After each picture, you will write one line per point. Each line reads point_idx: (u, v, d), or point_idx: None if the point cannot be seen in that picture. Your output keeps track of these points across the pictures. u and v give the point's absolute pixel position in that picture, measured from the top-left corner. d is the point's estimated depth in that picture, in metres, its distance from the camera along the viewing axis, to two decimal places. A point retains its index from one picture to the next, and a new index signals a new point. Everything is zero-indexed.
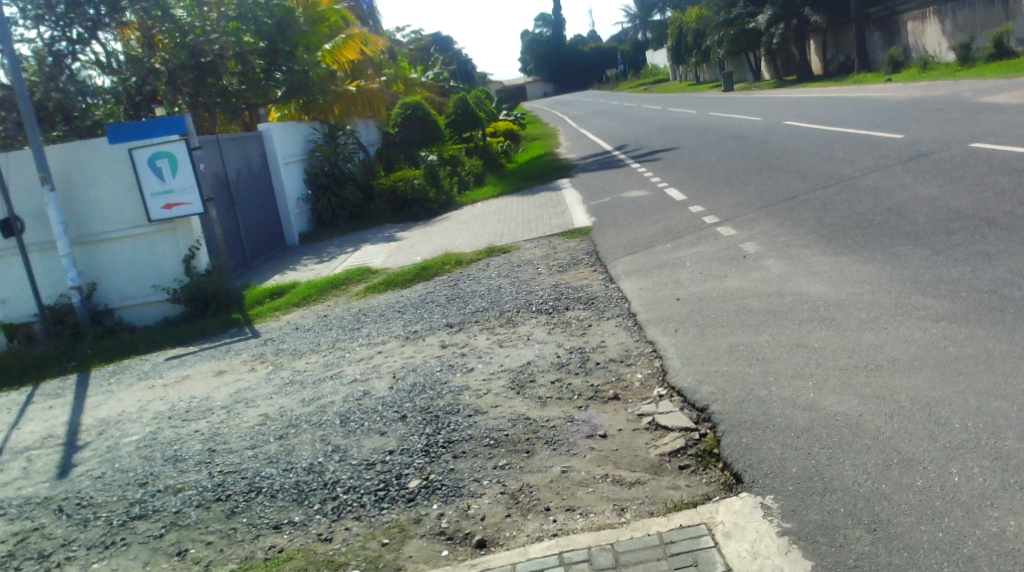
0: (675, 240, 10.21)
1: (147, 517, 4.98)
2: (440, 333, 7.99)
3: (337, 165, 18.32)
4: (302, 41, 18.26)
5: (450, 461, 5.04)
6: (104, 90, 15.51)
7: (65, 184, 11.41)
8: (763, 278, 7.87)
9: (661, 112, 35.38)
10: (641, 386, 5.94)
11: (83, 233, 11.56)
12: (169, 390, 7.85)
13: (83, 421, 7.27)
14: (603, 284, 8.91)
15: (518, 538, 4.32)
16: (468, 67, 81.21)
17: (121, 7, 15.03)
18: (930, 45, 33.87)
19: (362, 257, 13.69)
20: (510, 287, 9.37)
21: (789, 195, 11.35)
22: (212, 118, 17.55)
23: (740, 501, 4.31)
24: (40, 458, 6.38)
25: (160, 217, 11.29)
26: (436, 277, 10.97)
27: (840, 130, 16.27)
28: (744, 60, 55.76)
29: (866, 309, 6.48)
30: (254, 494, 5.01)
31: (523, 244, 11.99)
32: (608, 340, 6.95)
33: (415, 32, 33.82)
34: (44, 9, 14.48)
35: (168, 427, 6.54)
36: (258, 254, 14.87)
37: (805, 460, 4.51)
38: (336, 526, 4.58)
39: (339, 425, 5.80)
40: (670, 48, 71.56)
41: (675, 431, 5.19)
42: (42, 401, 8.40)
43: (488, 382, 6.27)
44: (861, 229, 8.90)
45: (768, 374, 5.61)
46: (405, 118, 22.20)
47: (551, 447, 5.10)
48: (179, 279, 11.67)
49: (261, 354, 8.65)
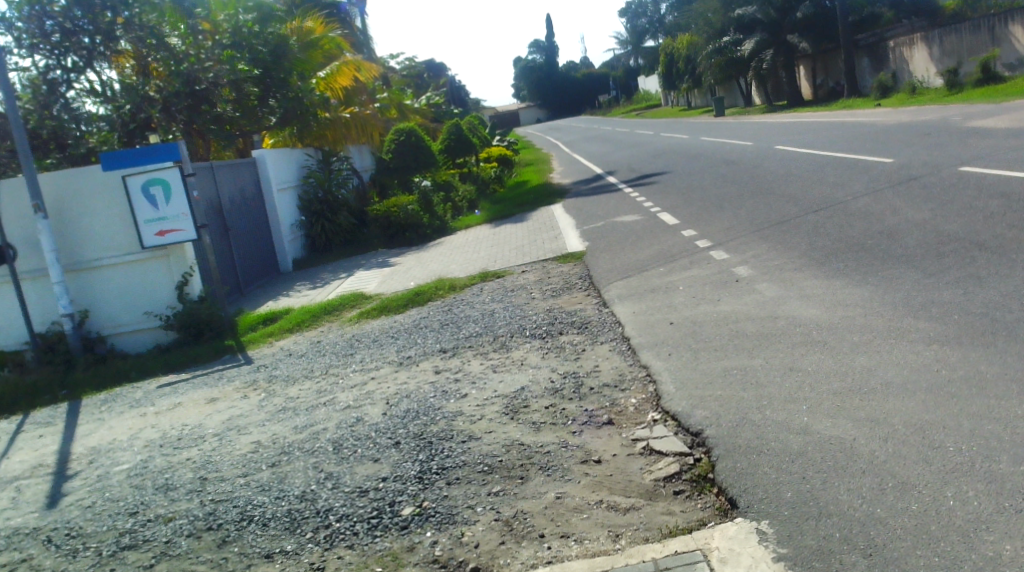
0: (668, 264, 10.22)
1: (138, 547, 4.93)
2: (434, 358, 7.98)
3: (330, 191, 18.36)
4: (296, 67, 18.41)
5: (443, 488, 5.01)
6: (98, 118, 15.43)
7: (57, 210, 11.39)
8: (756, 301, 7.89)
9: (653, 137, 35.53)
10: (635, 410, 5.92)
11: (77, 260, 11.54)
12: (161, 418, 7.79)
13: (74, 450, 7.22)
14: (596, 308, 8.93)
15: (512, 566, 4.29)
16: (461, 94, 81.71)
17: (116, 36, 15.06)
18: (918, 69, 34.21)
19: (356, 283, 13.67)
20: (504, 312, 9.35)
21: (780, 218, 11.38)
22: (206, 144, 17.59)
23: (736, 526, 4.29)
24: (30, 487, 6.32)
25: (153, 244, 11.28)
26: (429, 303, 10.95)
27: (831, 154, 16.37)
28: (734, 86, 56.27)
29: (859, 332, 6.49)
30: (246, 523, 4.97)
31: (516, 269, 12.01)
32: (602, 365, 6.94)
33: (409, 60, 34.11)
34: (39, 38, 14.49)
35: (159, 455, 6.49)
36: (251, 281, 14.86)
37: (800, 485, 4.49)
38: (329, 555, 4.54)
39: (332, 452, 5.76)
40: (662, 76, 72.06)
41: (670, 456, 5.17)
42: (32, 430, 8.33)
43: (482, 408, 6.23)
44: (853, 252, 8.93)
45: (761, 399, 5.59)
46: (399, 144, 22.33)
47: (545, 473, 5.07)
48: (172, 306, 11.65)
49: (254, 381, 8.60)
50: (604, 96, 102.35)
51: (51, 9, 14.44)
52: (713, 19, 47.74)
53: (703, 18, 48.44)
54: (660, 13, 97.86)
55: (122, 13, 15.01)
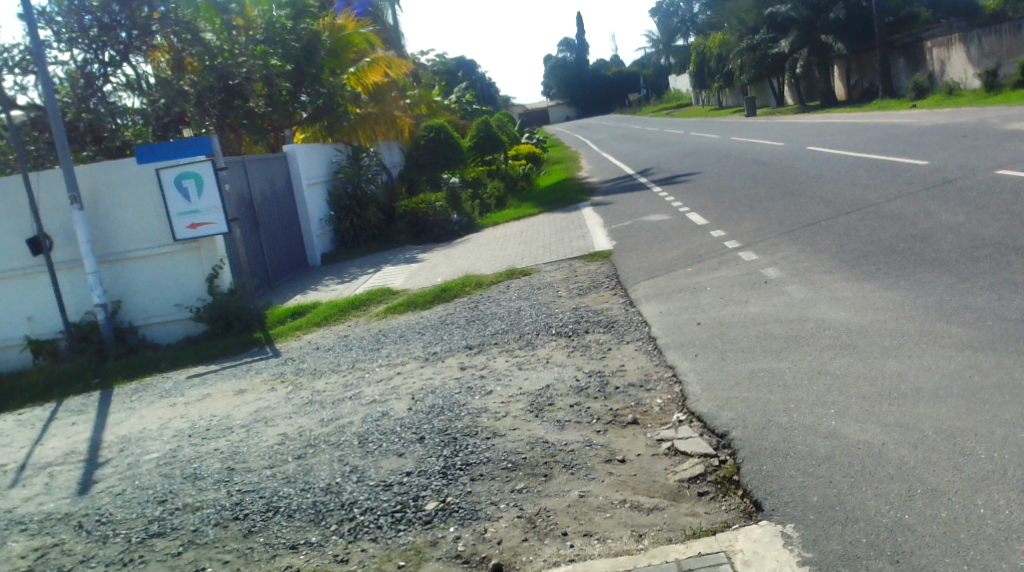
0: (696, 265, 10.18)
1: (166, 534, 4.99)
2: (459, 355, 8.01)
3: (360, 187, 18.48)
4: (325, 65, 18.69)
5: (467, 484, 5.03)
6: (134, 111, 15.49)
7: (94, 202, 11.57)
8: (784, 303, 7.83)
9: (683, 136, 35.31)
10: (660, 411, 5.92)
11: (111, 251, 11.68)
12: (190, 408, 7.89)
13: (105, 438, 7.33)
14: (623, 307, 8.92)
15: (534, 563, 4.30)
16: (492, 91, 81.88)
17: (152, 30, 15.18)
18: (956, 71, 33.75)
19: (383, 278, 13.72)
20: (530, 310, 9.36)
21: (811, 220, 11.30)
22: (238, 139, 17.74)
23: (761, 529, 4.28)
24: (62, 473, 6.43)
25: (185, 236, 11.36)
26: (455, 299, 10.98)
27: (865, 155, 16.20)
28: (767, 85, 55.96)
29: (889, 336, 6.44)
30: (272, 514, 5.02)
31: (543, 267, 12.01)
32: (628, 364, 6.93)
33: (440, 56, 34.25)
34: (77, 32, 14.61)
35: (188, 445, 6.58)
36: (281, 275, 15.01)
37: (826, 489, 4.46)
38: (353, 548, 4.57)
39: (357, 446, 5.80)
40: (693, 75, 71.73)
41: (695, 457, 5.15)
42: (65, 417, 8.47)
43: (506, 405, 6.25)
44: (885, 255, 8.85)
45: (789, 402, 5.55)
46: (428, 140, 22.44)
47: (569, 471, 5.08)
48: (202, 298, 11.76)
49: (281, 373, 8.69)
50: (635, 95, 102.14)
51: (89, 4, 14.58)
52: (746, 18, 47.41)
53: (735, 17, 48.18)
54: (692, 12, 97.33)
55: (157, 8, 15.13)
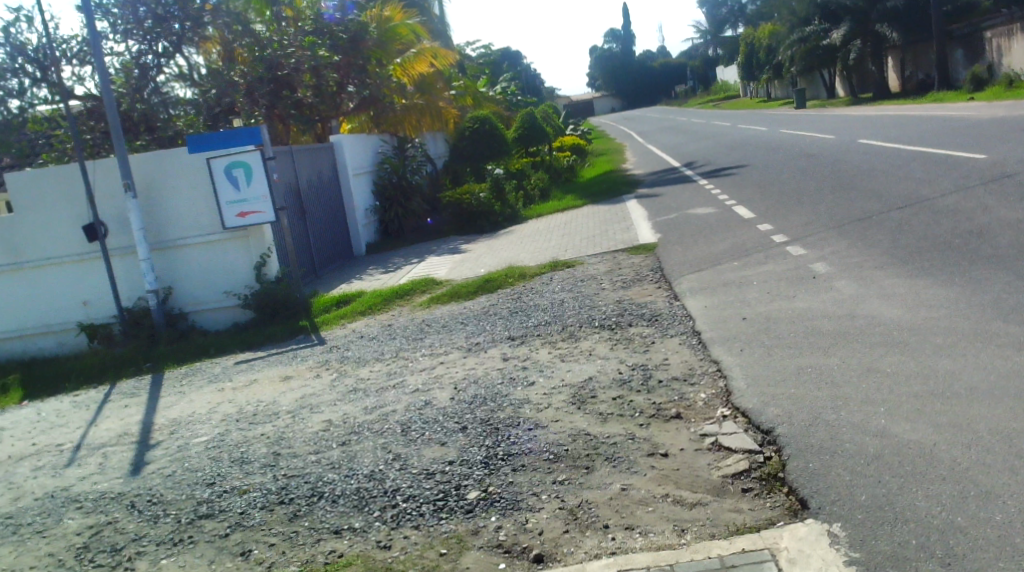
0: (743, 259, 10.08)
1: (214, 516, 5.09)
2: (502, 345, 8.03)
3: (405, 177, 18.59)
4: (372, 54, 18.84)
5: (509, 474, 5.05)
6: (186, 102, 15.65)
7: (146, 190, 11.78)
8: (833, 299, 7.72)
9: (730, 129, 34.93)
10: (704, 405, 5.88)
11: (162, 239, 11.90)
12: (238, 393, 8.03)
13: (156, 421, 7.48)
14: (667, 301, 8.87)
15: (576, 555, 4.32)
16: (537, 83, 81.71)
17: (204, 22, 15.27)
18: (1016, 63, 32.92)
19: (427, 268, 13.79)
20: (574, 302, 9.35)
21: (862, 214, 11.12)
22: (286, 129, 17.93)
23: (806, 527, 4.24)
24: (116, 454, 6.57)
25: (234, 224, 11.53)
26: (498, 290, 11.01)
27: (918, 148, 15.90)
28: (817, 77, 55.13)
29: (943, 334, 6.32)
30: (317, 499, 5.09)
31: (586, 259, 11.99)
32: (671, 358, 6.89)
33: (485, 47, 34.26)
34: (133, 24, 14.74)
35: (236, 429, 6.69)
36: (327, 264, 15.17)
37: (875, 489, 4.40)
38: (395, 535, 4.62)
39: (401, 434, 5.86)
40: (742, 66, 70.89)
41: (739, 453, 5.11)
42: (118, 400, 8.66)
43: (548, 397, 6.26)
44: (939, 251, 8.69)
45: (837, 399, 5.49)
46: (473, 132, 22.48)
47: (610, 464, 5.07)
48: (250, 285, 11.93)
49: (326, 361, 8.79)
50: (682, 86, 101.28)
51: None
52: (797, 8, 46.72)
53: (786, 7, 47.51)
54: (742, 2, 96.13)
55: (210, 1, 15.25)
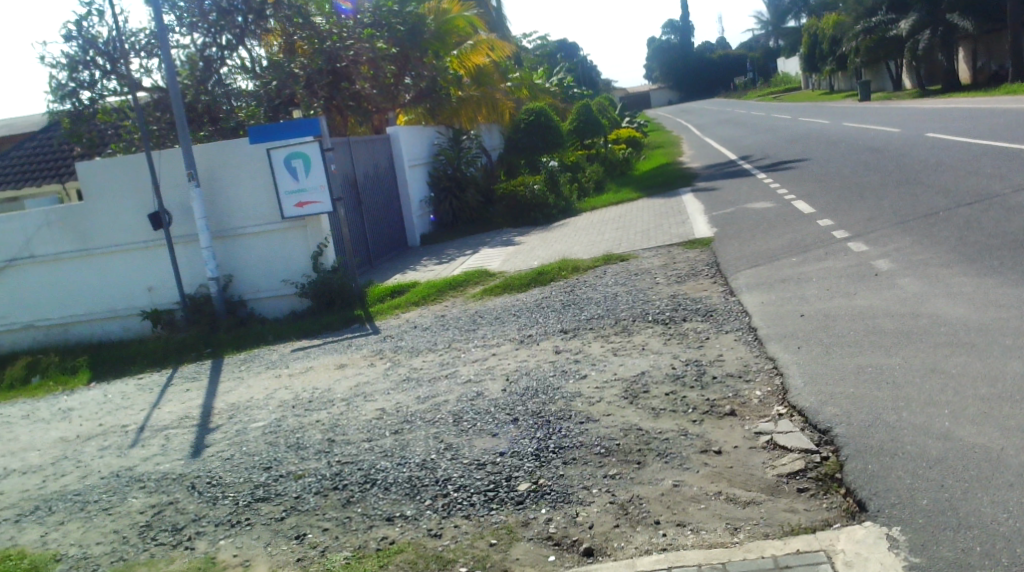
0: (801, 255, 9.91)
1: (270, 500, 5.18)
2: (554, 338, 8.02)
3: (459, 169, 18.66)
4: (430, 47, 18.88)
5: (560, 467, 5.05)
6: (248, 94, 15.90)
7: (209, 180, 12.00)
8: (896, 297, 7.55)
9: (790, 122, 34.35)
10: (760, 403, 5.80)
11: (224, 227, 12.11)
12: (294, 380, 8.15)
13: (216, 405, 7.63)
14: (722, 296, 8.76)
15: (626, 550, 4.30)
16: (593, 75, 81.33)
17: (267, 14, 15.54)
18: None
19: (480, 260, 13.83)
20: (627, 296, 9.30)
21: (927, 211, 10.85)
22: (344, 121, 18.12)
23: (864, 530, 4.16)
24: (177, 436, 6.72)
25: (292, 214, 11.73)
26: (551, 283, 10.99)
27: (988, 143, 15.46)
28: (882, 69, 53.94)
29: (1011, 335, 6.15)
30: (370, 485, 5.14)
31: (641, 253, 11.90)
32: (726, 355, 6.81)
33: (542, 38, 34.17)
34: (197, 17, 15.17)
35: (292, 415, 6.79)
36: (382, 254, 15.31)
37: (937, 493, 4.30)
38: (446, 523, 4.65)
39: (452, 424, 5.89)
40: (803, 58, 69.69)
41: (795, 452, 5.02)
42: (180, 384, 8.86)
43: (601, 391, 6.23)
44: (1008, 249, 8.44)
45: (898, 400, 5.37)
46: (528, 124, 22.45)
47: (662, 460, 5.03)
48: (307, 274, 12.09)
49: (380, 350, 8.87)
50: (741, 78, 99.91)
51: None
52: None
53: None
54: None
55: None
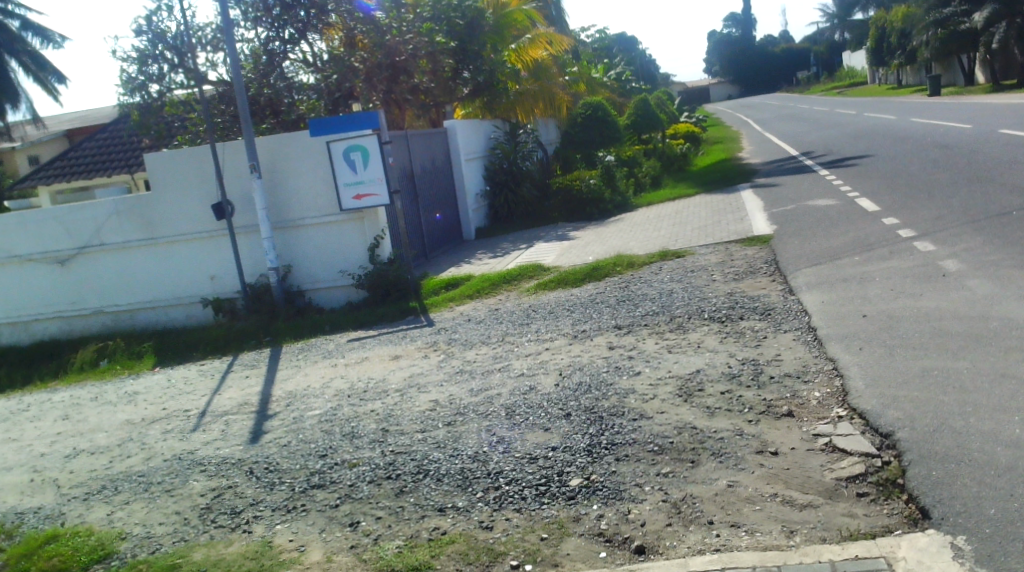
0: (864, 254, 9.70)
1: (325, 487, 5.24)
2: (609, 334, 7.97)
3: (515, 163, 18.66)
4: (489, 40, 18.87)
5: (612, 463, 5.01)
6: (309, 86, 16.25)
7: (269, 171, 12.16)
8: (964, 299, 7.34)
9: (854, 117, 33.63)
10: (818, 404, 5.69)
11: (283, 218, 12.28)
12: (349, 369, 8.25)
13: (274, 392, 7.75)
14: (782, 294, 8.62)
15: (679, 549, 4.26)
16: (652, 69, 80.67)
17: (328, 10, 16.00)
18: None
19: (535, 254, 13.81)
20: (683, 293, 9.20)
21: (999, 210, 10.53)
22: (402, 114, 18.16)
23: (927, 538, 4.07)
24: (237, 422, 6.84)
25: (350, 207, 11.80)
26: (606, 278, 10.93)
27: None
28: (953, 64, 52.52)
29: None
30: (422, 476, 5.17)
31: (698, 249, 11.76)
32: (784, 355, 6.69)
33: (602, 31, 33.95)
34: (261, 12, 15.82)
35: (347, 404, 6.86)
36: (438, 247, 15.39)
37: (1005, 502, 4.18)
38: (497, 516, 4.65)
39: (505, 417, 5.89)
40: (869, 52, 68.22)
41: (855, 455, 4.91)
42: (239, 371, 9.03)
43: (655, 388, 6.17)
44: None
45: (965, 405, 5.22)
46: (585, 118, 22.34)
47: (717, 460, 4.96)
48: (363, 265, 12.21)
49: (434, 342, 8.92)
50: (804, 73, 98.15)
51: None
52: None
53: None
54: None
55: None
